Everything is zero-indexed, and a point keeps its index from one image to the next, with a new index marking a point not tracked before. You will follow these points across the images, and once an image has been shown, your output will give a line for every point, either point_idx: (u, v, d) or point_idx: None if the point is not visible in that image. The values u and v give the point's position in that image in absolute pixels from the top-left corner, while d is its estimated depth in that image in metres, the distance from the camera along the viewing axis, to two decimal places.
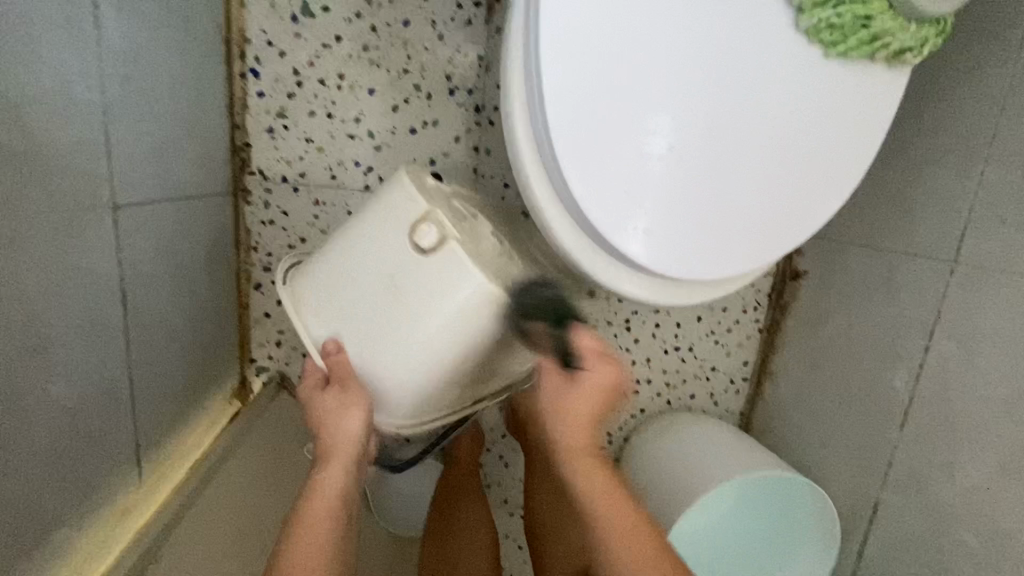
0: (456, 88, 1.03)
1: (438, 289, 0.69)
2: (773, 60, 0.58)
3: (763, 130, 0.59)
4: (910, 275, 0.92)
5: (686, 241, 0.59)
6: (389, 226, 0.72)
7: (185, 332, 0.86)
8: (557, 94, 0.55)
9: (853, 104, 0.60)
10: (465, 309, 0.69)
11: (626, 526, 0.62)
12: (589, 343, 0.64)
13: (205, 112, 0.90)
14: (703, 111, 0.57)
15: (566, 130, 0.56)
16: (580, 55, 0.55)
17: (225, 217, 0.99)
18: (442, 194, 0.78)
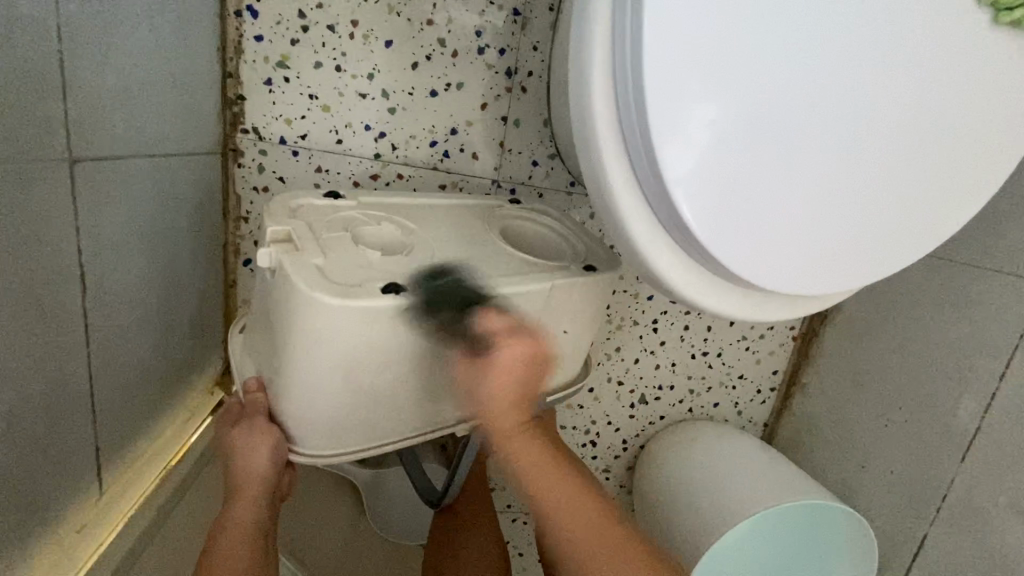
0: (487, 46, 0.89)
1: (289, 314, 0.57)
2: (894, 38, 0.50)
3: (885, 117, 0.51)
4: (986, 293, 0.82)
5: (781, 243, 0.51)
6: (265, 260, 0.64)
7: (160, 316, 0.73)
8: (650, 60, 0.46)
9: (976, 97, 0.53)
10: (296, 329, 0.56)
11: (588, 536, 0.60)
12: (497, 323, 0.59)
13: (191, 55, 0.75)
14: (825, 88, 0.49)
15: (659, 103, 0.46)
16: (681, 14, 0.46)
17: (210, 180, 0.85)
18: (329, 217, 0.68)
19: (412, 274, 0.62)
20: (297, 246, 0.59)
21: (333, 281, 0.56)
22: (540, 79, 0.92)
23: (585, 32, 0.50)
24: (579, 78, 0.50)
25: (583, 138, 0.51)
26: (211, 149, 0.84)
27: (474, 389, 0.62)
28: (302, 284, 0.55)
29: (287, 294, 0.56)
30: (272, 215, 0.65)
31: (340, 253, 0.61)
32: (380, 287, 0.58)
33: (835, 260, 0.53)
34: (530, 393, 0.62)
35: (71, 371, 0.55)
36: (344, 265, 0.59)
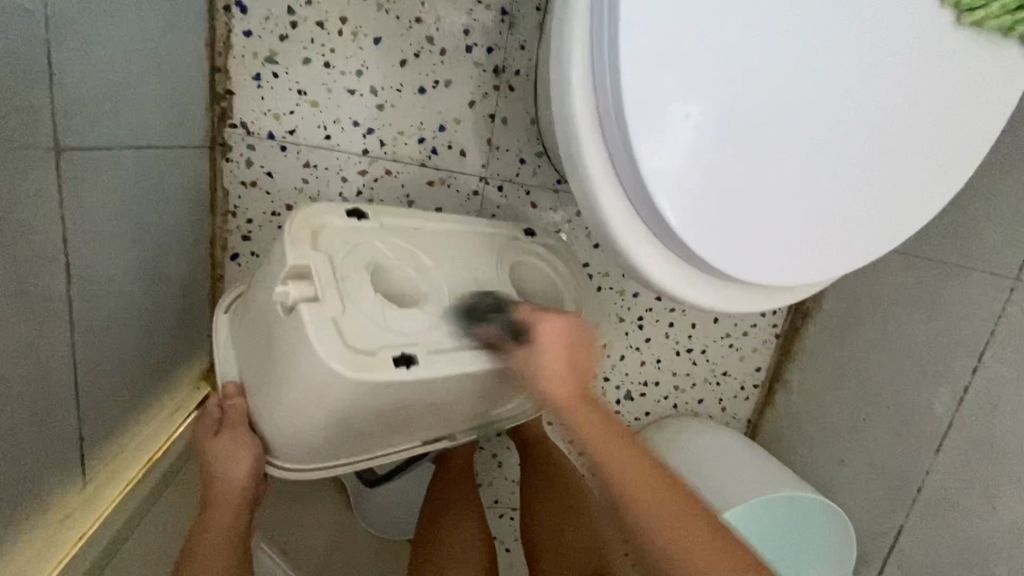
0: (475, 45, 0.90)
1: (292, 363, 0.60)
2: (864, 39, 0.52)
3: (856, 112, 0.53)
4: (959, 289, 0.85)
5: (756, 235, 0.53)
6: (273, 277, 0.65)
7: (147, 308, 0.73)
8: (628, 57, 0.47)
9: (943, 97, 0.55)
10: (309, 384, 0.60)
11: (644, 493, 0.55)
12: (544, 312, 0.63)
13: (180, 49, 0.76)
14: (795, 85, 0.51)
15: (638, 97, 0.48)
16: (658, 14, 0.48)
17: (198, 174, 0.85)
18: (349, 244, 0.68)
19: (422, 337, 0.66)
20: (318, 294, 0.61)
21: (348, 346, 0.60)
22: (527, 78, 0.93)
23: (566, 31, 0.52)
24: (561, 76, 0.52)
25: (565, 134, 0.53)
26: (199, 143, 0.84)
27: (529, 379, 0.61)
28: (321, 352, 0.58)
29: (303, 350, 0.59)
30: (299, 238, 0.64)
31: (359, 306, 0.63)
32: (393, 355, 0.62)
33: (810, 253, 0.55)
34: (581, 368, 0.61)
35: (55, 359, 0.56)
36: (361, 321, 0.62)
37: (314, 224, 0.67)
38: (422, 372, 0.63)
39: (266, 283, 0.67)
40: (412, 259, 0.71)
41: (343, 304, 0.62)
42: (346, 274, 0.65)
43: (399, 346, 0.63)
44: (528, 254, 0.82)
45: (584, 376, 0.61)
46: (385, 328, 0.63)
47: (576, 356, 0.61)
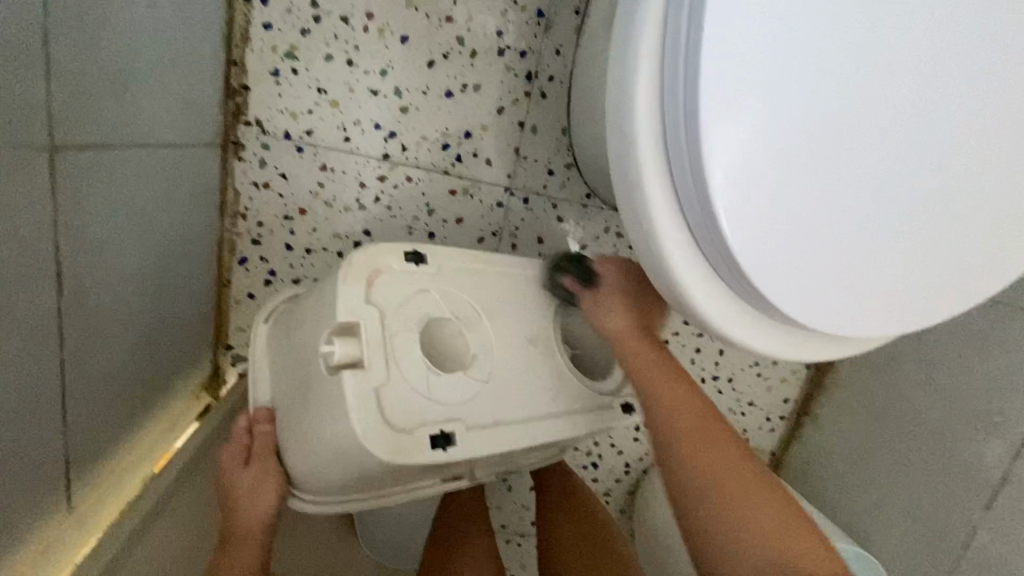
0: (508, 47, 0.85)
1: (330, 423, 0.59)
2: (944, 71, 0.47)
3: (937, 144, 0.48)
4: (1018, 333, 0.78)
5: (826, 274, 0.47)
6: (325, 319, 0.63)
7: (145, 318, 0.69)
8: (697, 73, 0.43)
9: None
10: (340, 450, 0.59)
11: (693, 428, 0.58)
12: (609, 270, 0.69)
13: (194, 42, 0.71)
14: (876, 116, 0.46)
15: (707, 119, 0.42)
16: (736, 27, 0.43)
17: (208, 174, 0.80)
18: (406, 296, 0.65)
19: (465, 411, 0.64)
20: (363, 360, 0.59)
21: (382, 417, 0.59)
22: (561, 85, 0.88)
23: (627, 40, 0.46)
24: (620, 87, 0.47)
25: (619, 155, 0.47)
26: (211, 140, 0.79)
27: (594, 316, 0.66)
28: (355, 428, 0.58)
29: (341, 418, 0.58)
30: (364, 285, 0.63)
31: (404, 375, 0.61)
32: (431, 434, 0.61)
33: (881, 296, 0.49)
34: (651, 315, 0.68)
35: (40, 377, 0.50)
36: (401, 392, 0.61)
37: (373, 270, 0.64)
38: (459, 452, 0.62)
39: (318, 317, 0.65)
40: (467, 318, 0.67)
41: (389, 371, 0.61)
42: (396, 334, 0.62)
43: (437, 423, 0.62)
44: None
45: (648, 316, 0.68)
46: (428, 404, 0.62)
47: (639, 304, 0.67)
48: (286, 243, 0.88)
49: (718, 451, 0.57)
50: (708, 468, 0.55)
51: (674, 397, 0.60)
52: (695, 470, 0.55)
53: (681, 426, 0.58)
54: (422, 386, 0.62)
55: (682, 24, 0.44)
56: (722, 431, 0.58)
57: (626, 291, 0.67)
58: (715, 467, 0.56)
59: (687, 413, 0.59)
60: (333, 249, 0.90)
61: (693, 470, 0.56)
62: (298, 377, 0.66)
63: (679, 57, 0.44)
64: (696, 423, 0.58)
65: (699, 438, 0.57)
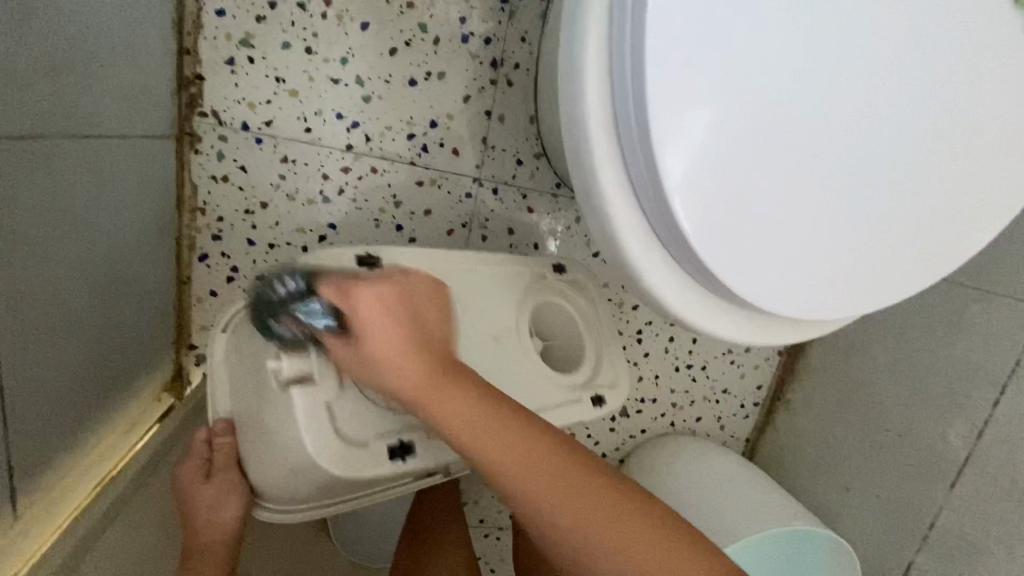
0: (472, 34, 0.83)
1: (281, 440, 0.57)
2: (896, 50, 0.47)
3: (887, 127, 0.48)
4: (980, 315, 0.80)
5: (783, 256, 0.47)
6: None
7: (96, 316, 0.66)
8: (649, 53, 0.42)
9: (983, 113, 0.50)
10: (293, 466, 0.57)
11: (502, 441, 0.51)
12: (367, 292, 0.52)
13: (141, 28, 0.68)
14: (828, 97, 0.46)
15: (660, 101, 0.42)
16: (688, 5, 0.42)
17: (162, 167, 0.77)
18: None
19: (421, 420, 0.64)
20: (314, 374, 0.57)
21: (336, 431, 0.58)
22: (527, 73, 0.87)
23: (580, 20, 0.45)
24: (573, 69, 0.46)
25: (574, 138, 0.46)
26: (164, 131, 0.76)
27: (347, 337, 0.53)
28: (307, 444, 0.56)
29: (293, 435, 0.56)
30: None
31: (359, 385, 0.61)
32: (389, 445, 0.61)
33: (840, 277, 0.49)
34: (426, 332, 0.54)
35: None
36: (357, 404, 0.60)
37: (319, 275, 0.62)
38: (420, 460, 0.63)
39: (265, 325, 0.62)
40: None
41: (341, 382, 0.59)
42: None
43: (394, 434, 0.62)
44: (555, 295, 0.78)
45: (430, 330, 0.54)
46: (382, 413, 0.62)
47: (417, 310, 0.55)
48: (248, 238, 0.86)
49: (552, 466, 0.50)
50: (533, 483, 0.49)
51: (506, 454, 0.50)
52: (512, 478, 0.50)
53: (471, 443, 0.51)
54: (375, 396, 0.62)
55: (633, 3, 0.43)
56: (532, 442, 0.51)
57: (396, 304, 0.53)
58: (541, 479, 0.50)
59: (490, 432, 0.51)
60: (297, 243, 0.87)
61: (513, 482, 0.50)
62: (252, 388, 0.63)
63: (631, 37, 0.43)
64: (502, 440, 0.50)
65: (498, 453, 0.50)
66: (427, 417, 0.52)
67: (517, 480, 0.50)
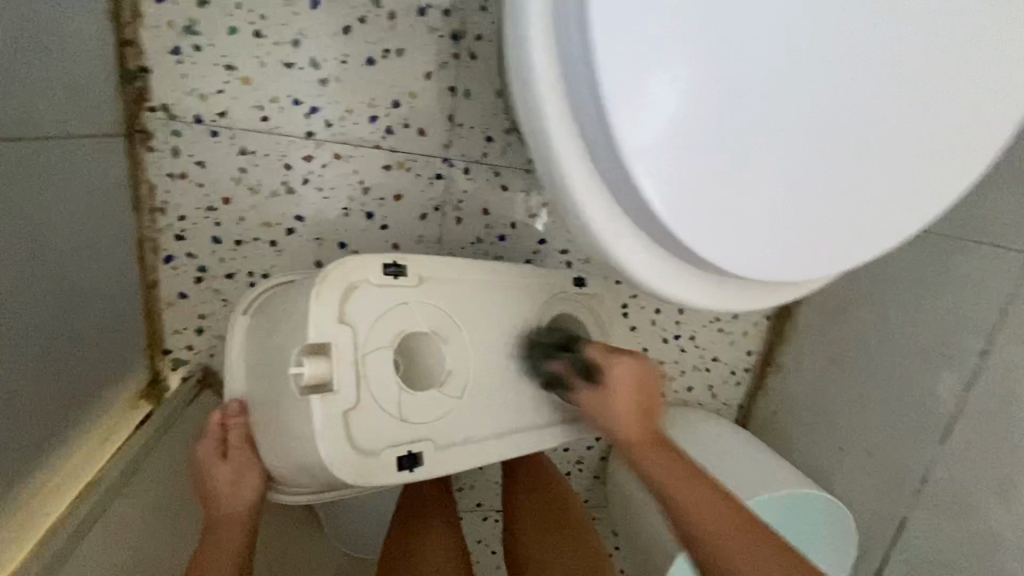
0: (429, 7, 0.80)
1: (293, 442, 0.58)
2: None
3: (857, 73, 0.45)
4: (967, 265, 0.79)
5: (752, 218, 0.45)
6: (291, 330, 0.60)
7: (54, 326, 0.63)
8: (598, 11, 0.39)
9: (961, 52, 0.48)
10: (306, 466, 0.58)
11: (683, 477, 0.55)
12: (622, 371, 0.60)
13: (72, 19, 0.64)
14: (792, 44, 0.43)
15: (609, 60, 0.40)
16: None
17: (114, 166, 0.74)
18: (381, 311, 0.61)
19: (437, 429, 0.64)
20: (333, 382, 0.57)
21: (351, 445, 0.57)
22: (490, 44, 0.83)
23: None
24: (523, 37, 0.44)
25: (530, 109, 0.44)
26: (113, 129, 0.73)
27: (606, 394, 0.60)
28: (323, 451, 0.56)
29: (311, 441, 0.57)
30: (339, 301, 0.59)
31: (372, 395, 0.60)
32: (400, 455, 0.61)
33: (814, 236, 0.47)
34: (654, 402, 0.61)
35: None
36: (372, 415, 0.59)
37: (346, 281, 0.60)
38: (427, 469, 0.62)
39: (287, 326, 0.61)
40: (439, 328, 0.65)
41: (358, 396, 0.59)
42: (369, 352, 0.60)
43: (406, 443, 0.61)
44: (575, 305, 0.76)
45: (656, 410, 0.61)
46: (395, 427, 0.61)
47: (647, 396, 0.60)
48: (213, 235, 0.83)
49: (720, 502, 0.54)
50: (716, 522, 0.52)
51: (680, 479, 0.55)
52: (694, 525, 0.53)
53: (660, 481, 0.56)
54: (390, 407, 0.61)
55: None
56: (709, 488, 0.55)
57: (638, 388, 0.60)
58: (725, 520, 0.53)
59: (682, 485, 0.55)
60: (264, 238, 0.85)
61: (692, 525, 0.53)
62: (267, 384, 0.63)
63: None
64: (693, 490, 0.54)
65: (682, 493, 0.54)
66: (641, 471, 0.57)
67: (701, 503, 0.54)
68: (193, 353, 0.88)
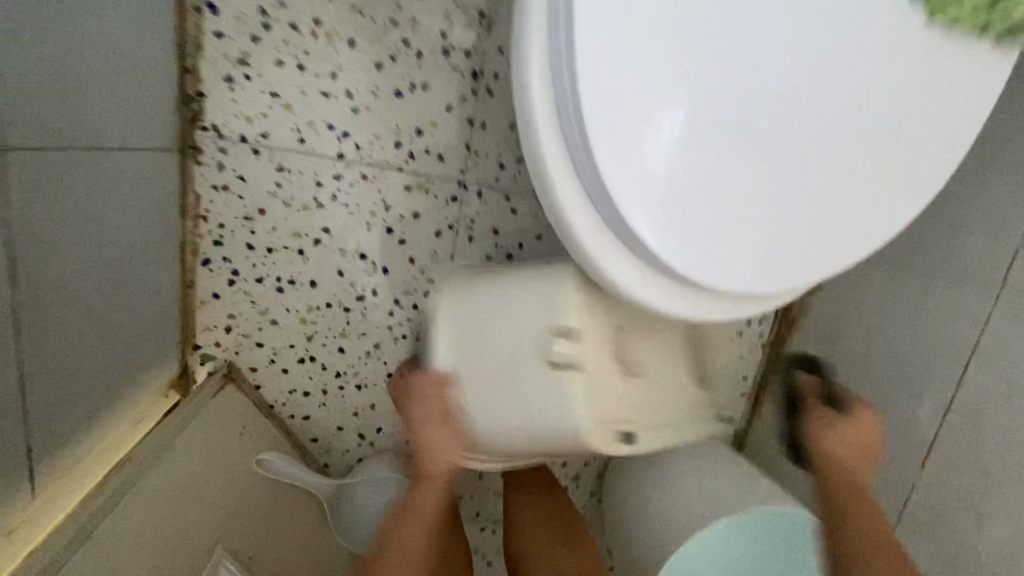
0: (452, 48, 0.89)
1: (539, 408, 0.69)
2: (827, 44, 0.51)
3: (816, 117, 0.52)
4: (944, 298, 0.84)
5: (716, 237, 0.51)
6: (537, 319, 0.71)
7: (107, 312, 0.71)
8: (590, 62, 0.47)
9: (914, 103, 0.54)
10: (535, 420, 0.70)
11: (851, 499, 0.79)
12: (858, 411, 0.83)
13: (145, 50, 0.74)
14: (756, 92, 0.50)
15: (593, 100, 0.48)
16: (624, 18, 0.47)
17: (167, 177, 0.83)
18: (606, 309, 0.75)
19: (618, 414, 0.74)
20: (580, 359, 0.70)
21: (594, 420, 0.70)
22: (505, 82, 0.92)
23: (532, 35, 0.51)
24: (528, 78, 0.52)
25: (531, 138, 0.52)
26: (170, 143, 0.83)
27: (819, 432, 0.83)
28: (576, 419, 0.69)
29: (564, 409, 0.69)
30: (543, 324, 0.71)
31: (601, 372, 0.73)
32: (605, 433, 0.71)
33: (776, 255, 0.53)
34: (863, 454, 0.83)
35: None
36: (599, 386, 0.72)
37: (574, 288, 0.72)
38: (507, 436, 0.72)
39: (518, 317, 0.72)
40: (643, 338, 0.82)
41: (597, 371, 0.71)
42: (592, 340, 0.72)
43: (620, 420, 0.73)
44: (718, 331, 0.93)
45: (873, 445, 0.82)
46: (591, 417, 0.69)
47: (865, 438, 0.82)
48: (247, 242, 0.92)
49: (873, 520, 0.78)
50: (876, 532, 0.77)
51: (863, 519, 0.78)
52: (870, 544, 0.76)
53: (852, 519, 0.77)
54: (597, 385, 0.72)
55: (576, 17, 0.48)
56: (873, 521, 0.78)
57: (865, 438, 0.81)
58: (872, 533, 0.77)
59: (844, 493, 0.79)
60: (293, 247, 0.93)
61: (868, 544, 0.76)
62: (478, 360, 0.73)
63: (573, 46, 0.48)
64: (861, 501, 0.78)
65: (850, 504, 0.78)
66: (842, 494, 0.79)
67: (841, 479, 0.80)
68: (220, 349, 0.96)
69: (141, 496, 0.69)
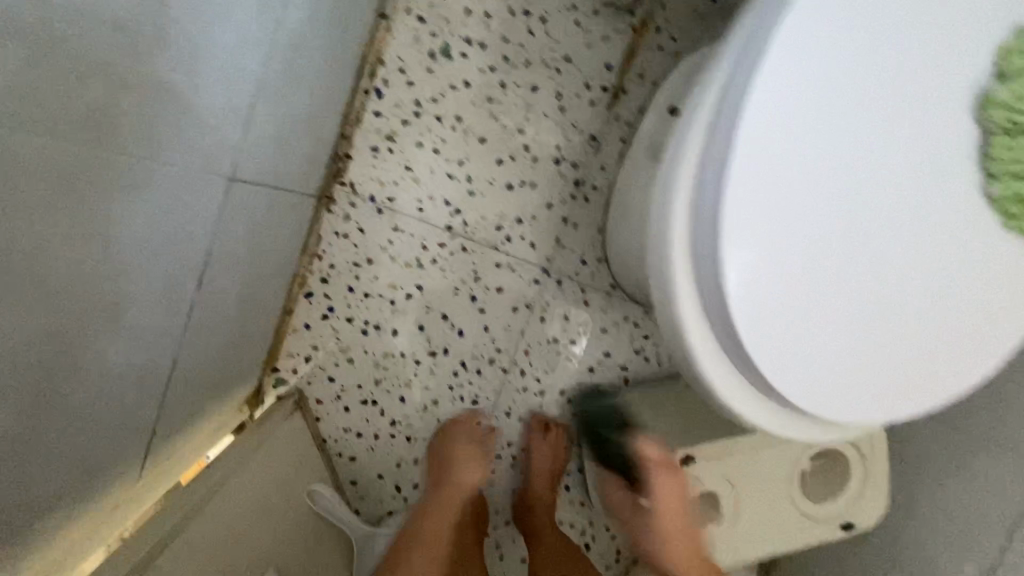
0: (563, 158, 1.04)
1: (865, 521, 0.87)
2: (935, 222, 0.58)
3: (916, 282, 0.59)
4: (985, 462, 0.85)
5: (814, 369, 0.58)
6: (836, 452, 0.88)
7: (235, 324, 0.80)
8: (730, 219, 0.55)
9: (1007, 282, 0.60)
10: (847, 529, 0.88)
11: None
12: None
13: (325, 118, 0.90)
14: (868, 253, 0.57)
15: (731, 238, 0.55)
16: (764, 187, 0.55)
17: (304, 218, 0.96)
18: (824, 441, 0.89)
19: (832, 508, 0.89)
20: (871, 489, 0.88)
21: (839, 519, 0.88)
22: (602, 193, 1.06)
23: (673, 184, 0.60)
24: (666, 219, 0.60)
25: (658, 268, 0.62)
26: (315, 190, 0.96)
27: None
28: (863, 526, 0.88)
29: (858, 517, 0.88)
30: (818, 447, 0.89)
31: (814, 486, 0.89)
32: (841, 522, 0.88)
33: (863, 393, 0.60)
34: None
35: (164, 350, 0.60)
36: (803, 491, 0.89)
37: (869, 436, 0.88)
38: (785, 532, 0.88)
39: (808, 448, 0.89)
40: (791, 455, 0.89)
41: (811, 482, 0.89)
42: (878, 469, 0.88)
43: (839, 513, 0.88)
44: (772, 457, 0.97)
45: None
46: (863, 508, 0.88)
47: None
48: (349, 284, 1.02)
49: None
50: None
51: None
52: None
53: None
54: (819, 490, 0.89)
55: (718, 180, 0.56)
56: None
57: None
58: None
59: None
60: (386, 296, 1.03)
61: None
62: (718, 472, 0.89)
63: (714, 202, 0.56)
64: None
65: None
66: None
67: None
68: (296, 376, 1.03)
69: (225, 497, 0.73)
